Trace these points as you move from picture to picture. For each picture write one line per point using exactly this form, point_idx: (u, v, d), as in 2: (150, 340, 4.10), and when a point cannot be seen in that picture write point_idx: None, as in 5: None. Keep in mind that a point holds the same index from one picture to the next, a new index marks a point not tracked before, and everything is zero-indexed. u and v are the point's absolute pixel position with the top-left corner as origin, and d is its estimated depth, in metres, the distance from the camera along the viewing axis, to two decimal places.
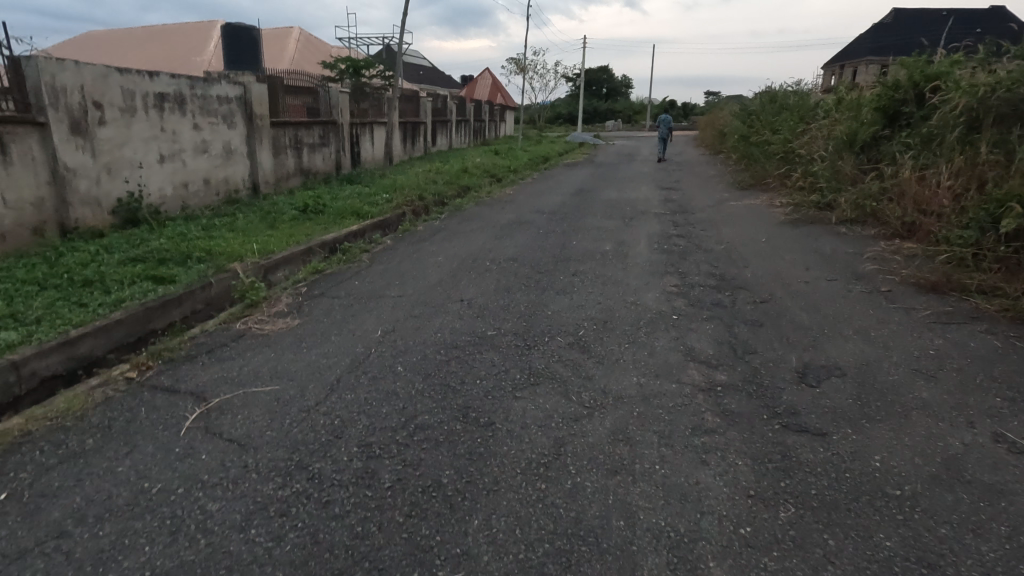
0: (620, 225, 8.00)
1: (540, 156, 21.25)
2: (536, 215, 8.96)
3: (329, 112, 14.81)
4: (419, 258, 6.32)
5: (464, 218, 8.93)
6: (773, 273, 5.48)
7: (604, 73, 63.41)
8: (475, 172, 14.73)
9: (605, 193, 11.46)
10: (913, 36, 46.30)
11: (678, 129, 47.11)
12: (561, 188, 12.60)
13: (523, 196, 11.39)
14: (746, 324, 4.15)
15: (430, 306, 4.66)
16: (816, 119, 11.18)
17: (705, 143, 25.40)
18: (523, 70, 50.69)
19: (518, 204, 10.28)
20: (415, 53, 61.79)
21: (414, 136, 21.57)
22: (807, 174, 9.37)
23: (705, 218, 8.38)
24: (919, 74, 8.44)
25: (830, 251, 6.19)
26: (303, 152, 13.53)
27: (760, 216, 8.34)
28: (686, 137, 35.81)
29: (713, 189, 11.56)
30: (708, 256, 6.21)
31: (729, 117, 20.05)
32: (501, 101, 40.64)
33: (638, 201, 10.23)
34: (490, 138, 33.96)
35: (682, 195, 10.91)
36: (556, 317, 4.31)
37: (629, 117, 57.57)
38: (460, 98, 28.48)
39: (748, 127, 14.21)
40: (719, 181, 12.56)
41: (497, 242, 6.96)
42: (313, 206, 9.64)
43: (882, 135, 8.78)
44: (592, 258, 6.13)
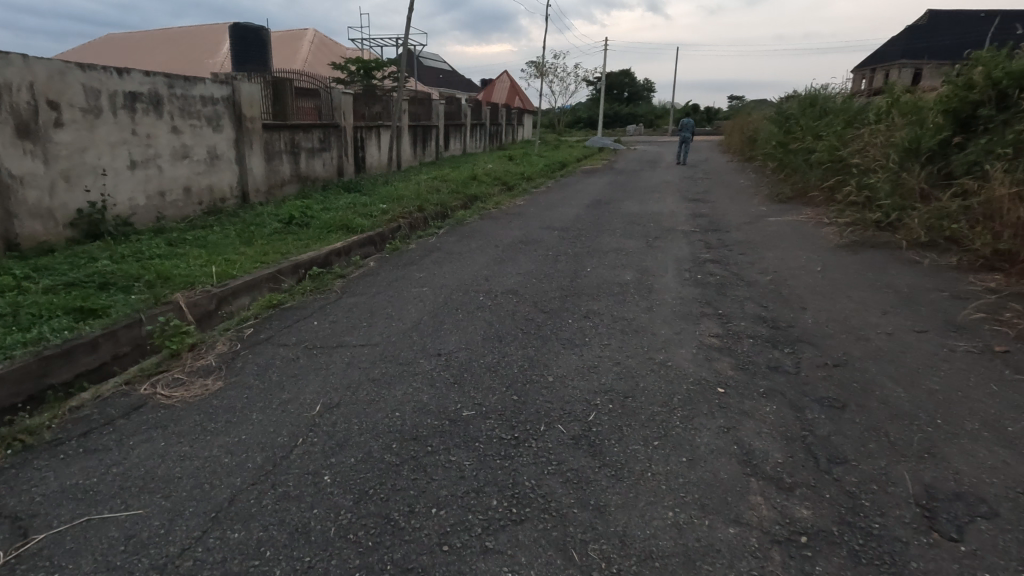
0: (643, 247, 6.86)
1: (557, 162, 20.20)
2: (545, 232, 7.87)
3: (331, 115, 13.92)
4: (402, 288, 5.30)
5: (465, 235, 7.88)
6: (841, 318, 4.31)
7: (626, 77, 62.19)
8: (485, 180, 13.69)
9: (626, 206, 10.31)
10: (952, 39, 44.10)
11: (701, 134, 45.70)
12: (577, 199, 11.46)
13: (535, 208, 10.30)
14: (821, 405, 3.02)
15: (399, 361, 3.63)
16: (866, 124, 9.89)
17: (733, 149, 24.10)
18: (543, 73, 49.75)
19: (528, 218, 9.19)
20: (435, 57, 61.40)
21: (426, 141, 20.67)
22: (861, 187, 8.13)
23: (743, 239, 7.19)
24: (999, 72, 7.17)
25: (906, 287, 5.00)
26: (300, 157, 12.64)
27: (809, 237, 7.12)
28: (709, 143, 34.48)
29: (748, 202, 10.33)
30: (753, 292, 5.04)
31: (760, 123, 18.75)
32: (519, 105, 39.64)
33: (663, 216, 9.07)
34: (507, 143, 33.02)
35: (713, 209, 9.70)
36: (560, 387, 3.22)
37: (651, 122, 56.10)
38: (476, 102, 27.57)
39: (784, 133, 12.97)
40: (753, 193, 11.33)
41: (496, 268, 5.90)
42: (301, 218, 8.69)
43: (953, 143, 7.52)
44: (610, 292, 5.02)
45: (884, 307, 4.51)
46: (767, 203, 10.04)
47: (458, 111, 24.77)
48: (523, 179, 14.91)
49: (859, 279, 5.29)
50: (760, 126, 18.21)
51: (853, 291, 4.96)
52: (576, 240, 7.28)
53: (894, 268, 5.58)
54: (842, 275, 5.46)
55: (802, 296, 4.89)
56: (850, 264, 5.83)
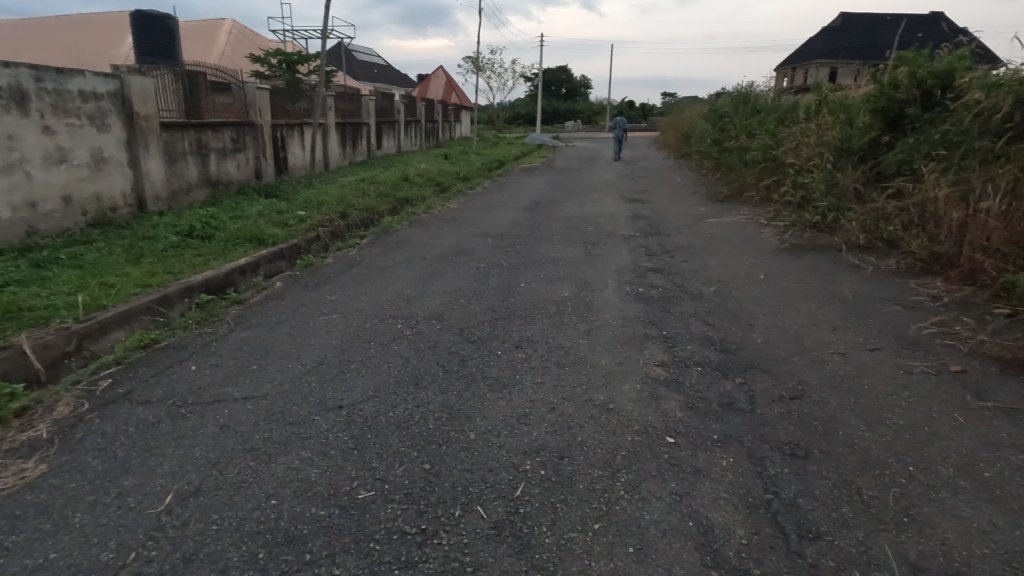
0: (582, 256, 6.42)
1: (495, 160, 19.67)
2: (477, 240, 7.31)
3: (244, 111, 12.76)
4: (308, 315, 4.59)
5: (390, 245, 7.19)
6: (790, 336, 4.00)
7: (563, 74, 62.40)
8: (417, 181, 12.95)
9: (564, 208, 9.89)
10: (865, 39, 46.70)
11: (637, 130, 46.35)
12: (514, 201, 10.96)
13: (469, 212, 9.70)
14: (782, 454, 2.62)
15: (289, 419, 2.97)
16: (796, 122, 9.89)
17: (669, 146, 24.36)
18: (480, 69, 49.06)
19: (461, 224, 8.59)
20: (367, 51, 59.39)
21: (356, 139, 19.63)
22: (797, 187, 8.04)
23: (684, 244, 6.89)
24: (923, 71, 7.20)
25: (851, 296, 4.78)
26: (210, 159, 11.48)
27: (749, 240, 6.91)
28: (646, 139, 34.91)
29: (686, 202, 10.14)
30: (697, 306, 4.68)
31: (694, 120, 18.92)
32: (456, 102, 38.81)
33: (603, 219, 8.71)
34: (445, 140, 32.16)
35: (652, 210, 9.42)
36: (482, 449, 2.67)
37: (588, 118, 56.47)
38: (410, 98, 26.59)
39: (717, 131, 12.96)
40: (691, 192, 11.18)
41: (420, 287, 5.29)
42: (203, 230, 7.72)
43: (881, 142, 7.53)
44: (545, 312, 4.53)
45: (831, 320, 4.25)
46: (705, 203, 9.87)
47: (391, 108, 23.74)
48: (458, 180, 14.26)
49: (804, 288, 5.04)
50: (695, 124, 18.30)
51: (799, 301, 4.70)
52: (511, 250, 6.76)
53: (836, 274, 5.39)
54: (786, 283, 5.20)
55: (749, 309, 4.57)
56: (792, 270, 5.61)
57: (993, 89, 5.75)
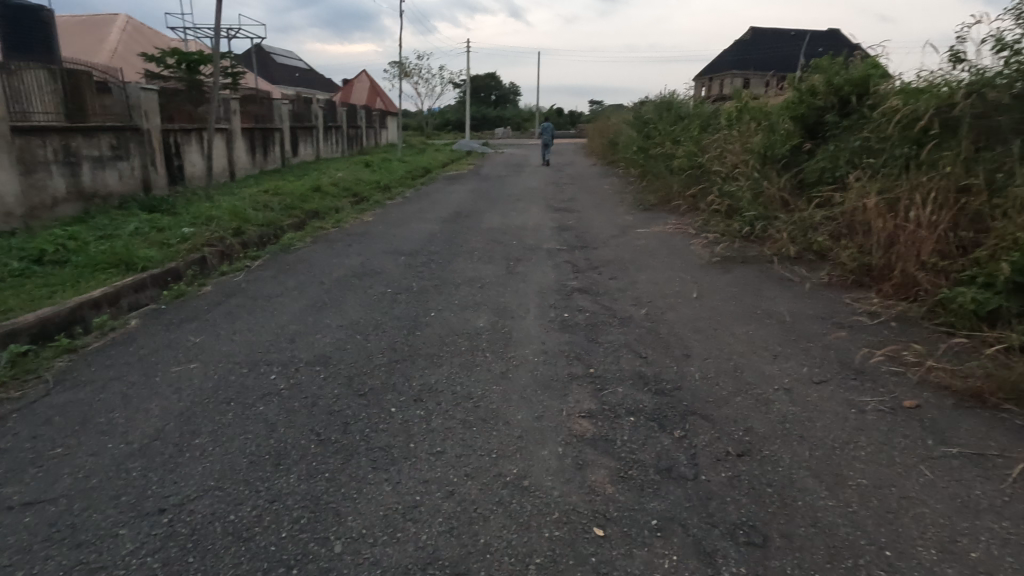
0: (503, 275, 5.81)
1: (420, 167, 18.85)
2: (387, 259, 6.55)
3: (126, 114, 11.28)
4: (160, 364, 3.69)
5: (286, 266, 6.29)
6: (729, 368, 3.55)
7: (492, 81, 62.26)
8: (330, 191, 11.95)
9: (487, 219, 9.28)
10: (774, 52, 49.49)
11: (566, 137, 46.76)
12: (434, 212, 10.21)
13: (384, 225, 8.88)
14: (735, 543, 2.09)
15: (84, 537, 2.14)
16: (719, 129, 9.80)
17: (596, 152, 24.44)
18: (407, 75, 47.90)
19: (372, 239, 7.78)
20: (287, 55, 56.78)
21: (267, 145, 18.21)
22: (723, 195, 7.83)
23: (612, 259, 6.43)
24: (839, 78, 7.16)
25: (788, 315, 4.43)
26: (81, 168, 9.99)
27: (679, 253, 6.55)
28: (574, 147, 35.14)
29: (614, 211, 9.79)
30: (627, 333, 4.16)
31: (620, 126, 18.93)
32: (380, 107, 37.49)
33: (528, 231, 8.15)
34: (369, 147, 30.88)
35: (579, 221, 8.98)
36: (351, 570, 1.97)
37: (518, 125, 56.49)
38: (329, 103, 25.23)
39: (642, 138, 12.82)
40: (618, 200, 10.88)
41: (311, 321, 4.48)
42: (57, 254, 6.49)
43: (803, 149, 7.44)
44: (454, 349, 3.86)
45: (771, 346, 3.86)
46: (632, 212, 9.55)
47: (307, 112, 22.33)
48: (377, 190, 13.35)
49: (738, 307, 4.66)
50: (620, 130, 18.26)
51: (734, 323, 4.29)
52: (424, 269, 6.05)
53: (769, 289, 5.07)
54: (719, 302, 4.81)
55: (683, 335, 4.11)
56: (725, 286, 5.25)
57: (910, 97, 5.68)
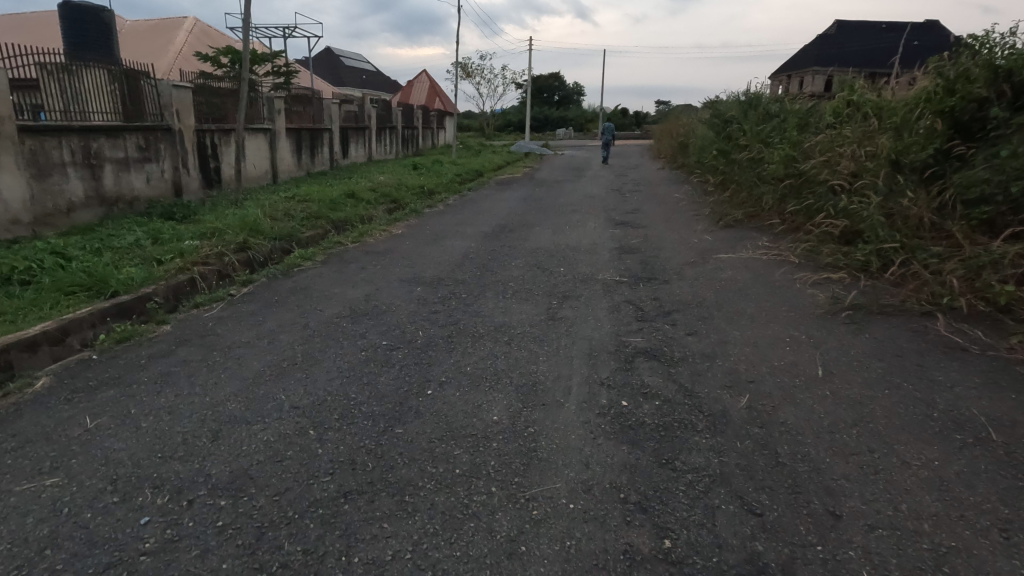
0: (543, 321, 4.36)
1: (472, 170, 17.67)
2: (398, 291, 5.24)
3: (156, 113, 10.65)
4: (10, 473, 2.50)
5: (275, 297, 5.11)
6: (916, 561, 1.96)
7: (555, 81, 60.77)
8: (365, 197, 10.87)
9: (534, 235, 7.84)
10: (868, 45, 45.03)
11: (631, 138, 44.59)
12: (474, 225, 8.86)
13: (412, 241, 7.62)
14: None
15: None
16: (825, 128, 7.88)
17: (664, 155, 22.47)
18: (469, 74, 47.29)
19: (393, 260, 6.52)
20: (355, 58, 57.75)
21: (315, 147, 17.58)
22: (837, 214, 6.04)
23: (688, 300, 4.85)
24: (1014, 58, 5.21)
25: (989, 429, 2.73)
26: (103, 171, 9.39)
27: (782, 295, 4.86)
28: (638, 148, 33.02)
29: (689, 228, 8.09)
30: (720, 452, 2.62)
31: (693, 126, 17.00)
32: (440, 107, 36.83)
33: (580, 254, 6.65)
34: (426, 148, 30.15)
35: (644, 240, 7.37)
36: None
37: (581, 125, 54.53)
38: (385, 103, 24.59)
39: (721, 139, 10.98)
40: (693, 214, 9.13)
41: (262, 394, 3.21)
42: (28, 272, 5.63)
43: (954, 155, 5.53)
44: (443, 472, 2.46)
45: (983, 507, 2.22)
46: (711, 230, 7.83)
47: (360, 113, 21.66)
48: (418, 197, 12.19)
49: (895, 404, 3.01)
50: (695, 131, 16.24)
51: (898, 440, 2.66)
52: (440, 309, 4.69)
53: (935, 369, 3.37)
54: (862, 391, 3.15)
55: (815, 461, 2.53)
56: (861, 356, 3.59)
57: None
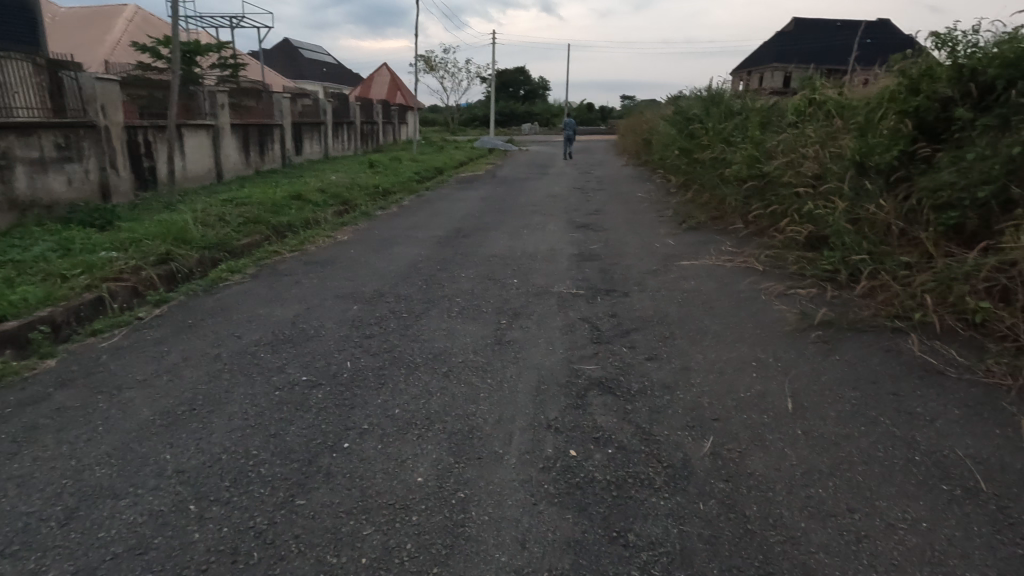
0: (488, 345, 3.93)
1: (431, 168, 17.08)
2: (332, 311, 4.72)
3: (77, 108, 9.76)
4: None
5: (189, 319, 4.53)
6: None
7: (520, 75, 60.25)
8: (312, 199, 10.20)
9: (489, 241, 7.39)
10: (824, 42, 45.97)
11: (596, 133, 44.48)
12: (427, 229, 8.35)
13: (357, 249, 7.07)
14: None
15: None
16: (787, 128, 7.64)
17: (628, 151, 22.28)
18: (431, 68, 46.38)
19: (332, 271, 5.98)
20: (314, 50, 56.00)
21: (265, 143, 16.69)
22: (802, 219, 5.78)
23: (648, 316, 4.49)
24: (978, 56, 5.01)
25: (975, 477, 2.43)
26: (15, 173, 8.53)
27: (746, 309, 4.55)
28: (603, 143, 32.85)
29: (651, 231, 7.77)
30: (681, 519, 2.23)
31: (657, 123, 16.79)
32: (401, 102, 35.92)
33: (536, 262, 6.25)
34: (387, 143, 29.28)
35: (604, 245, 7.01)
36: None
37: (547, 120, 54.19)
38: (342, 98, 23.68)
39: (683, 137, 10.72)
40: (656, 215, 8.82)
41: (144, 454, 2.69)
42: None
43: (918, 158, 5.32)
44: (346, 563, 2.01)
45: None
46: (674, 234, 7.53)
47: (315, 108, 20.75)
48: (372, 197, 11.58)
49: (872, 445, 2.68)
50: (658, 128, 16.00)
51: (880, 496, 2.33)
52: (375, 332, 4.21)
53: (911, 398, 3.07)
54: (835, 428, 2.83)
55: (788, 528, 2.17)
56: (832, 384, 3.28)
57: None
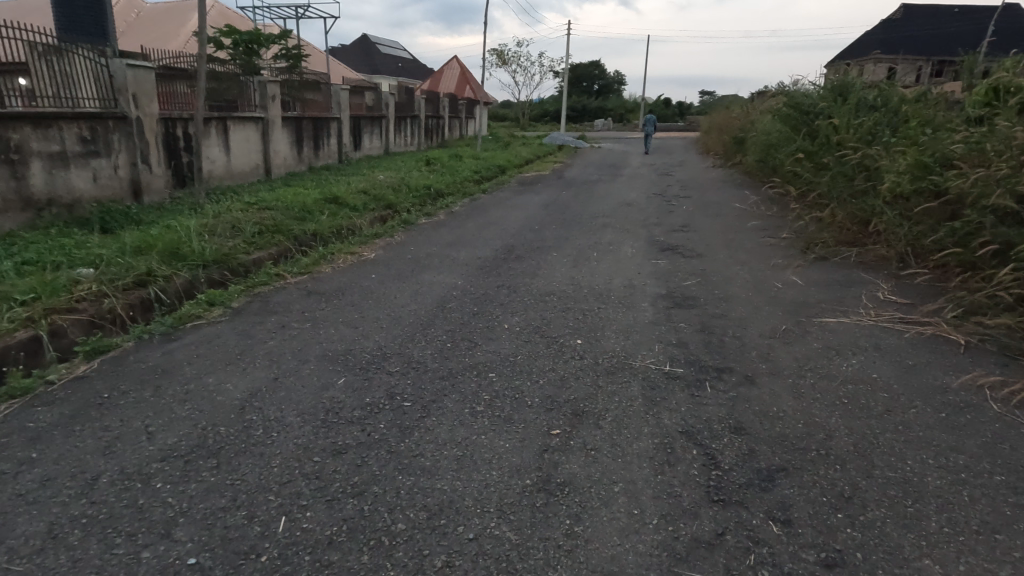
0: (525, 498, 2.28)
1: (493, 167, 15.60)
2: (306, 388, 3.22)
3: (106, 97, 8.95)
4: None
5: (105, 394, 3.18)
6: None
7: (595, 70, 57.89)
8: (349, 203, 8.90)
9: (546, 267, 5.75)
10: (944, 30, 40.63)
11: (673, 131, 41.55)
12: (473, 246, 6.80)
13: (380, 273, 5.62)
14: None
15: None
16: (973, 124, 5.45)
17: (715, 151, 19.81)
18: (503, 62, 45.08)
19: (335, 310, 4.54)
20: (389, 45, 56.21)
21: (320, 138, 15.81)
22: None
23: (797, 440, 2.68)
24: None
25: None
26: (29, 168, 7.75)
27: (975, 440, 2.64)
28: (683, 142, 30.08)
29: (765, 263, 5.81)
30: None
31: (755, 119, 14.42)
32: (471, 96, 34.77)
33: (607, 307, 4.53)
34: (452, 139, 28.13)
35: (701, 283, 5.17)
36: None
37: (621, 116, 51.54)
38: (406, 91, 22.68)
39: (799, 135, 8.55)
40: (767, 238, 6.81)
41: None
42: None
43: None
44: None
45: None
46: (796, 268, 5.57)
47: (376, 101, 19.76)
48: (420, 201, 10.18)
49: None
50: (759, 124, 13.61)
51: None
52: (350, 443, 2.68)
53: None
54: None
55: None
56: None
57: None
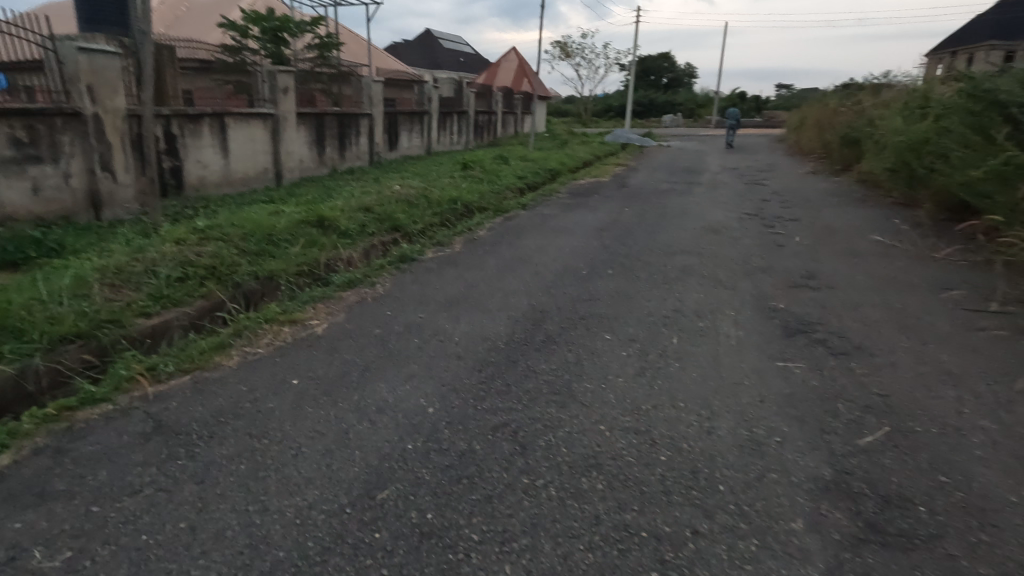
0: None
1: (543, 171, 13.18)
2: None
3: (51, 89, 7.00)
4: None
5: None
6: None
7: (665, 62, 53.98)
8: (339, 227, 6.76)
9: (589, 377, 3.30)
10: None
11: (751, 127, 37.44)
12: (482, 311, 4.45)
13: (310, 377, 3.37)
14: None
15: None
16: None
17: (814, 155, 16.45)
18: (566, 54, 42.34)
19: (165, 494, 2.33)
20: (449, 38, 54.57)
21: (347, 137, 13.92)
22: None
23: None
24: None
25: None
26: None
27: None
28: (766, 140, 26.32)
29: (1002, 389, 3.12)
30: None
31: (881, 116, 11.22)
32: (528, 88, 32.32)
33: (713, 536, 2.07)
34: (505, 136, 25.84)
35: (896, 450, 2.60)
36: None
37: (692, 111, 47.56)
38: (454, 84, 20.54)
39: (994, 137, 5.60)
40: (971, 321, 4.05)
41: None
42: None
43: None
44: None
45: None
46: None
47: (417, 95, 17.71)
48: (437, 222, 7.92)
49: None
50: (886, 123, 10.41)
51: None
52: None
53: None
54: None
55: None
56: None
57: None
